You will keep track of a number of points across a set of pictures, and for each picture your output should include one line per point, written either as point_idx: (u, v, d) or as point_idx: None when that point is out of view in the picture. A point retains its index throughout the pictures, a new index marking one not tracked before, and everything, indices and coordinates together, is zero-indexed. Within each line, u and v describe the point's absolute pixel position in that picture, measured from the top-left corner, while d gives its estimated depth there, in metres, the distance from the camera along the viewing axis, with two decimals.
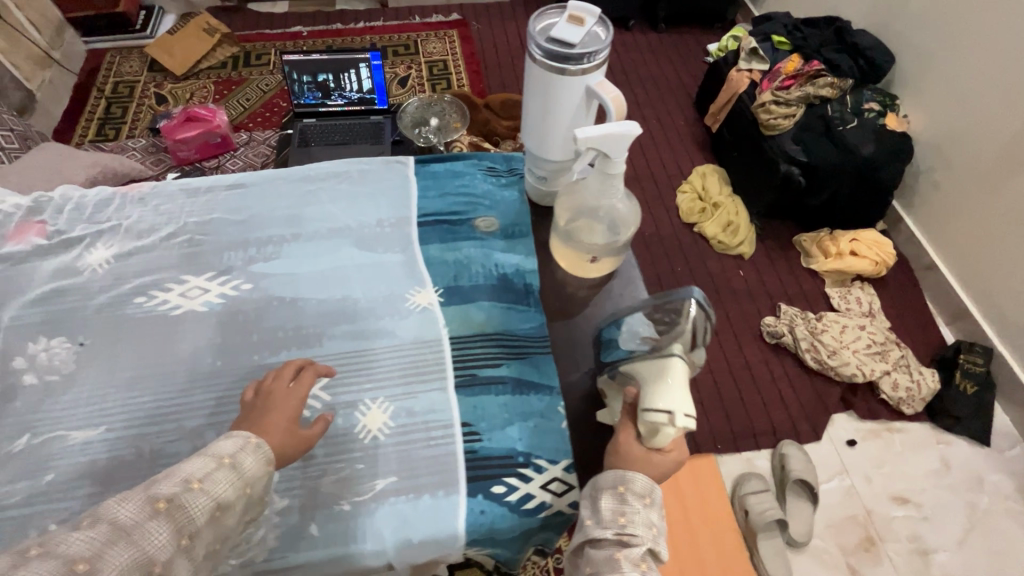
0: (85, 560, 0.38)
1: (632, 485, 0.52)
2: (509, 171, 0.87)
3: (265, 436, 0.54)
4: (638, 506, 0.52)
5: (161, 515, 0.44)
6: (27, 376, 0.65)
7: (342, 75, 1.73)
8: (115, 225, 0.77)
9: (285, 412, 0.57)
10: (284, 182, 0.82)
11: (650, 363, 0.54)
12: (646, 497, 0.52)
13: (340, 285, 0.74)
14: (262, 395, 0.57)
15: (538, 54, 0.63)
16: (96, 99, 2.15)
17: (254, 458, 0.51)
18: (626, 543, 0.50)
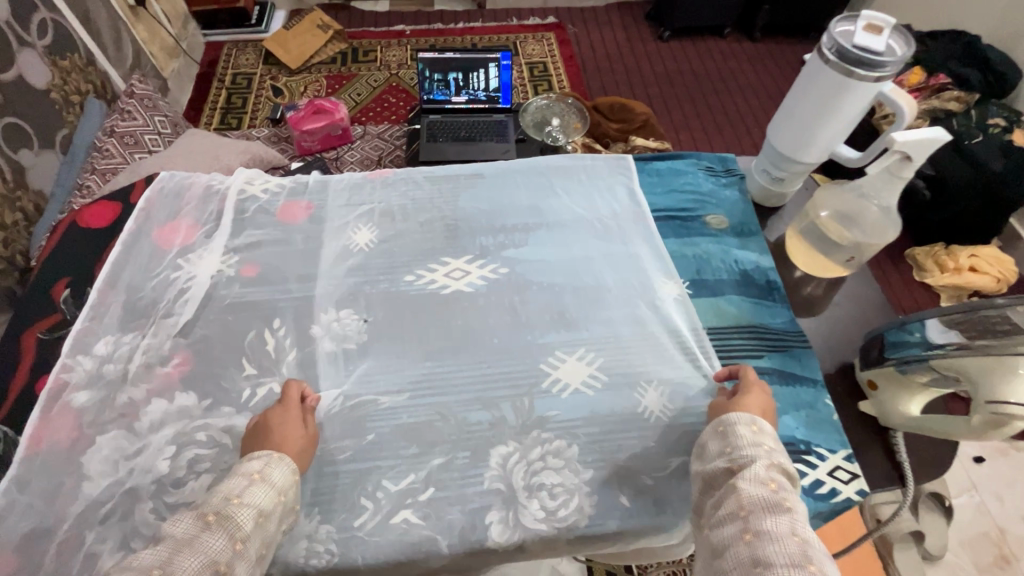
0: (158, 567, 0.44)
1: (731, 424, 0.57)
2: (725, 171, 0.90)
3: (284, 448, 0.57)
4: (744, 431, 0.56)
5: (211, 528, 0.48)
6: (326, 343, 0.69)
7: (471, 74, 1.82)
8: (372, 209, 0.82)
9: (296, 424, 0.60)
10: (518, 175, 0.87)
11: (981, 359, 0.54)
12: (752, 425, 0.57)
13: (591, 273, 0.77)
14: (267, 420, 0.59)
15: (831, 58, 0.66)
16: (217, 89, 2.23)
17: (283, 471, 0.54)
18: (737, 469, 0.52)
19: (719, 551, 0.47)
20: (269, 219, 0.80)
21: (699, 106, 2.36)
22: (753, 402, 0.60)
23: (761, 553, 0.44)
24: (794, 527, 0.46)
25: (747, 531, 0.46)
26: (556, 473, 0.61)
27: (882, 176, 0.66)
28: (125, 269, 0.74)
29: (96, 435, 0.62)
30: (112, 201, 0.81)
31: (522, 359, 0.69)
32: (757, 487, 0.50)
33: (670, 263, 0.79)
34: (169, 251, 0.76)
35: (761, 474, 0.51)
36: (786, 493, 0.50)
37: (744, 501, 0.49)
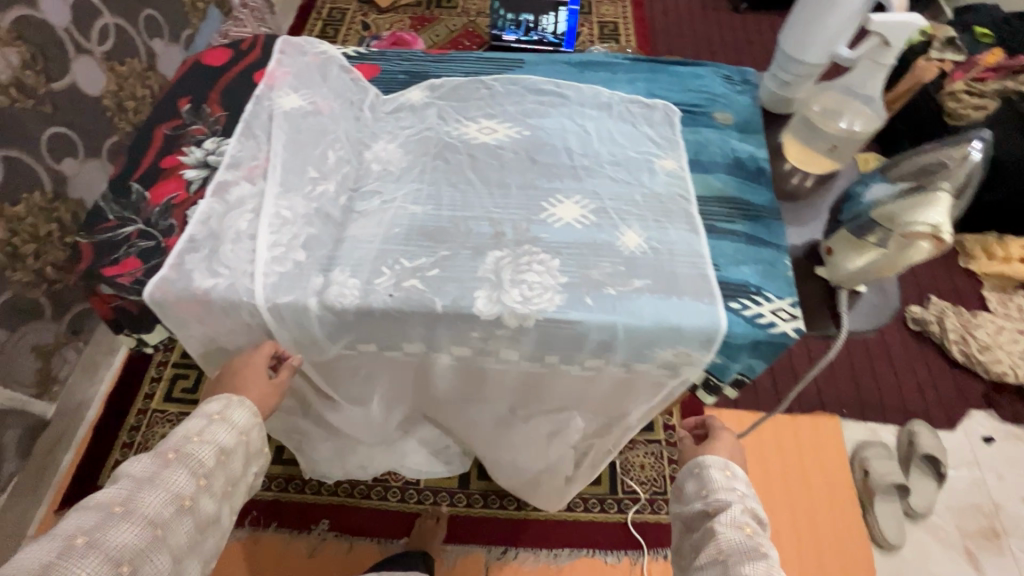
0: (119, 505, 0.58)
1: (706, 468, 0.74)
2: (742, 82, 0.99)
3: (244, 394, 0.74)
4: (718, 475, 0.73)
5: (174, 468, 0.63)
6: (375, 164, 0.86)
7: (541, 16, 1.94)
8: (427, 77, 0.98)
9: (257, 372, 0.76)
10: (554, 65, 1.00)
11: (916, 195, 0.65)
12: (726, 470, 0.74)
13: (600, 143, 0.90)
14: (237, 373, 0.76)
15: None
16: (315, 20, 2.48)
17: (241, 410, 0.71)
18: (712, 512, 0.69)
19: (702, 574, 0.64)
20: (344, 73, 0.98)
21: None
22: (720, 449, 0.80)
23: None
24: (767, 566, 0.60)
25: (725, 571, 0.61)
26: (538, 274, 0.75)
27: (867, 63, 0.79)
28: (228, 96, 0.94)
29: (196, 199, 0.81)
30: (226, 48, 1.01)
31: (528, 195, 0.83)
32: (732, 529, 0.66)
33: (673, 144, 0.89)
34: (259, 86, 0.95)
35: (739, 520, 0.67)
36: (756, 534, 0.65)
37: (723, 546, 0.64)
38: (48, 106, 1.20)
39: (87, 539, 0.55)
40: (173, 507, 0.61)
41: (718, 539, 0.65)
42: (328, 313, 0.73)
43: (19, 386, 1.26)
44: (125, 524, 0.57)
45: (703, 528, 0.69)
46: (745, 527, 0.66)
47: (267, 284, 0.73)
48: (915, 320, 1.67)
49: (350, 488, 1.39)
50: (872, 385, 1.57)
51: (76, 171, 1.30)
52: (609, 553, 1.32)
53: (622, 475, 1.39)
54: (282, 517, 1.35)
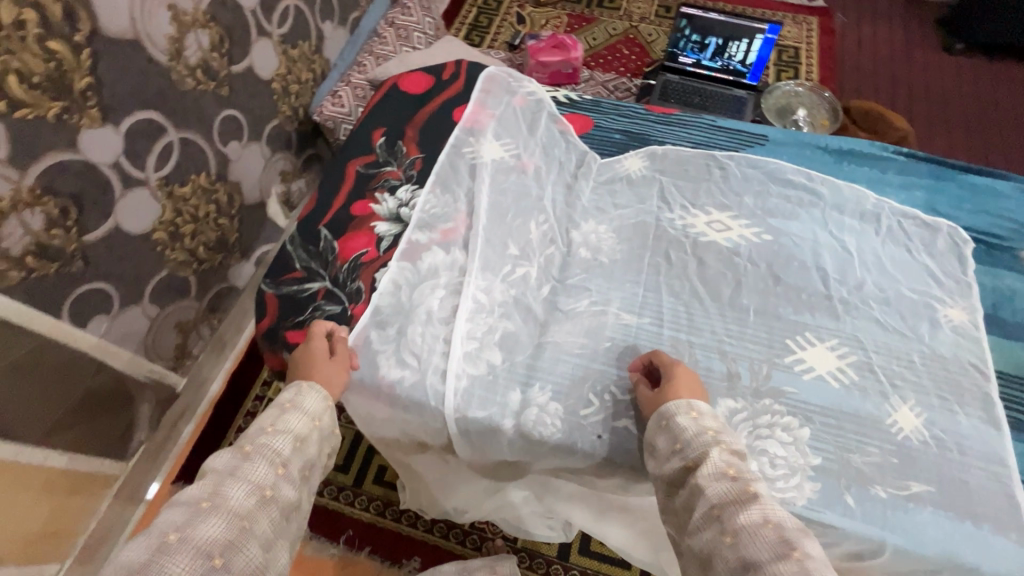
0: (206, 499, 0.48)
1: (675, 416, 0.55)
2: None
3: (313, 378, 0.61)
4: (686, 422, 0.55)
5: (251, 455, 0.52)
6: (582, 250, 0.74)
7: (731, 42, 1.78)
8: (649, 143, 0.84)
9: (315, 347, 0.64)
10: (804, 149, 0.82)
11: None
12: (692, 412, 0.55)
13: (864, 269, 0.72)
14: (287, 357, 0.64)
15: None
16: (471, 5, 2.38)
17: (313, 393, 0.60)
18: (693, 467, 0.52)
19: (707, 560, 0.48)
20: (554, 124, 0.85)
21: (974, 140, 1.98)
22: (681, 381, 0.59)
23: (748, 553, 0.45)
24: (767, 513, 0.47)
25: (729, 534, 0.47)
26: (782, 445, 0.60)
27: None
28: (428, 134, 0.84)
29: (386, 260, 0.73)
30: (427, 74, 0.91)
31: (769, 326, 0.67)
32: (721, 483, 0.50)
33: (964, 288, 0.70)
34: (458, 128, 0.84)
35: (720, 462, 0.51)
36: (747, 475, 0.51)
37: (714, 501, 0.49)
38: (226, 90, 1.05)
39: (179, 535, 0.45)
40: (255, 498, 0.49)
41: (708, 497, 0.50)
42: (521, 440, 0.62)
43: (159, 359, 1.09)
44: (213, 518, 0.47)
45: (686, 488, 0.52)
46: (728, 469, 0.51)
47: (458, 389, 0.63)
48: None
49: (446, 528, 1.20)
50: None
51: (239, 155, 1.13)
52: None
53: None
54: (377, 541, 1.17)
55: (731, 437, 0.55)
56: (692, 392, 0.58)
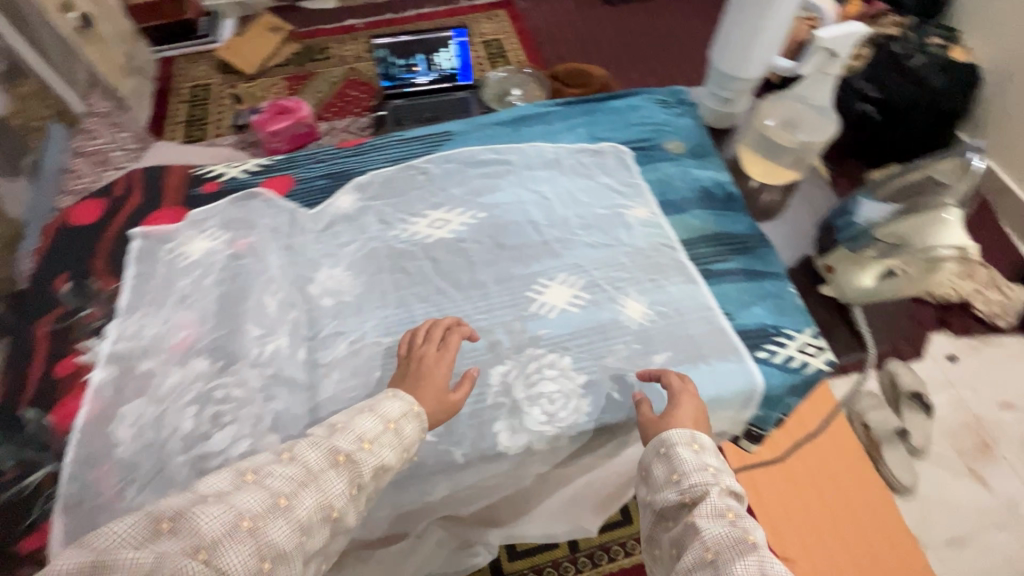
0: None
1: (674, 445, 0.58)
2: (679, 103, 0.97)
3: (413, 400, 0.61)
4: (687, 454, 0.57)
5: (341, 467, 0.54)
6: (325, 299, 0.74)
7: (433, 54, 1.86)
8: (353, 176, 0.86)
9: (432, 385, 0.63)
10: (484, 129, 0.92)
11: (921, 220, 0.69)
12: (693, 444, 0.58)
13: (565, 206, 0.83)
14: (415, 364, 0.64)
15: None
16: (177, 103, 2.25)
17: (415, 426, 0.59)
18: (692, 504, 0.54)
19: None
20: (255, 193, 0.84)
21: (655, 66, 2.40)
22: (685, 409, 0.61)
23: None
24: (759, 565, 0.47)
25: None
26: (552, 382, 0.67)
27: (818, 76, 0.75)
28: (121, 257, 0.77)
29: (118, 406, 0.66)
30: (97, 198, 0.83)
31: (509, 288, 0.75)
32: (717, 525, 0.51)
33: (638, 189, 0.84)
34: (135, 237, 0.79)
35: (717, 505, 0.53)
36: (745, 521, 0.52)
37: (710, 543, 0.50)
38: None
39: None
40: None
41: (702, 535, 0.51)
42: None
43: None
44: None
45: (682, 522, 0.54)
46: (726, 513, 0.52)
47: None
48: None
49: None
50: None
51: None
52: None
53: None
54: None
55: (729, 480, 0.57)
56: (697, 422, 0.61)
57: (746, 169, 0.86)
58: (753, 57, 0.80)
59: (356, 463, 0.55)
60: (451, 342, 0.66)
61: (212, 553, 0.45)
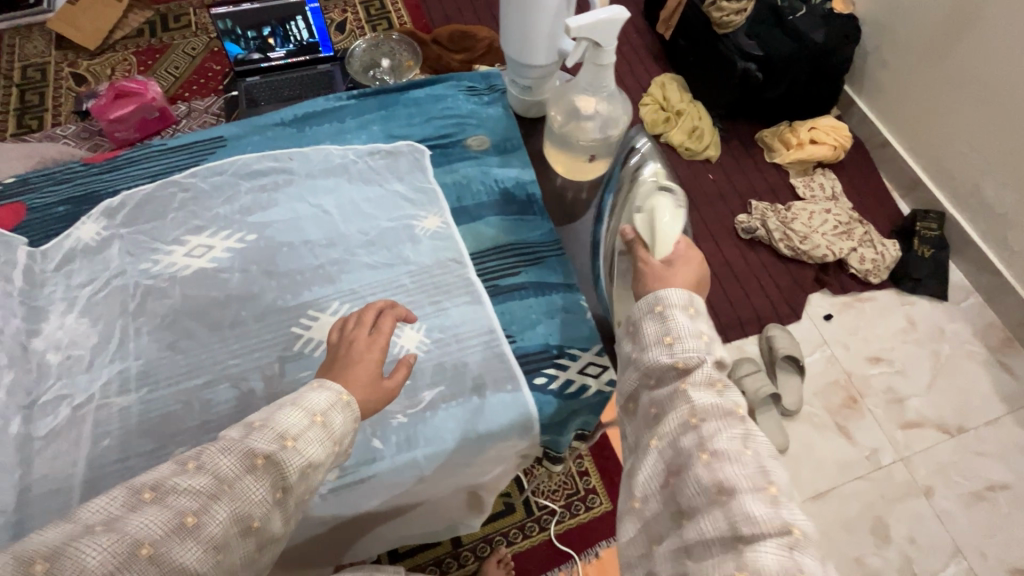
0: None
1: (670, 307, 0.56)
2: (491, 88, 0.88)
3: (350, 390, 0.59)
4: (683, 319, 0.56)
5: (261, 468, 0.53)
6: (49, 355, 0.64)
7: (288, 24, 1.66)
8: (100, 194, 0.74)
9: (367, 365, 0.60)
10: (264, 130, 0.80)
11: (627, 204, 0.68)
12: (688, 308, 0.57)
13: (347, 220, 0.74)
14: (348, 345, 0.61)
15: None
16: (7, 88, 1.97)
17: (344, 417, 0.57)
18: (684, 369, 0.54)
19: (676, 468, 0.52)
20: None
21: None
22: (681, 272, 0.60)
23: (722, 475, 0.49)
24: (745, 441, 0.51)
25: (704, 451, 0.50)
26: None
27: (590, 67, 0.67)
28: None
29: None
30: None
31: (268, 326, 0.67)
32: (707, 396, 0.53)
33: (431, 194, 0.76)
34: None
35: (708, 373, 0.54)
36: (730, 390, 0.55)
37: (697, 411, 0.52)
38: None
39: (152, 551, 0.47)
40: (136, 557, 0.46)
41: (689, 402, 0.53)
42: None
43: None
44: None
45: (671, 387, 0.55)
46: (713, 381, 0.54)
47: None
48: (745, 229, 1.76)
49: None
50: (727, 305, 1.66)
51: None
52: None
53: (533, 494, 1.36)
54: None
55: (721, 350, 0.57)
56: (697, 284, 0.59)
57: (550, 162, 0.79)
58: (534, 40, 0.71)
59: (277, 463, 0.53)
60: (384, 324, 0.63)
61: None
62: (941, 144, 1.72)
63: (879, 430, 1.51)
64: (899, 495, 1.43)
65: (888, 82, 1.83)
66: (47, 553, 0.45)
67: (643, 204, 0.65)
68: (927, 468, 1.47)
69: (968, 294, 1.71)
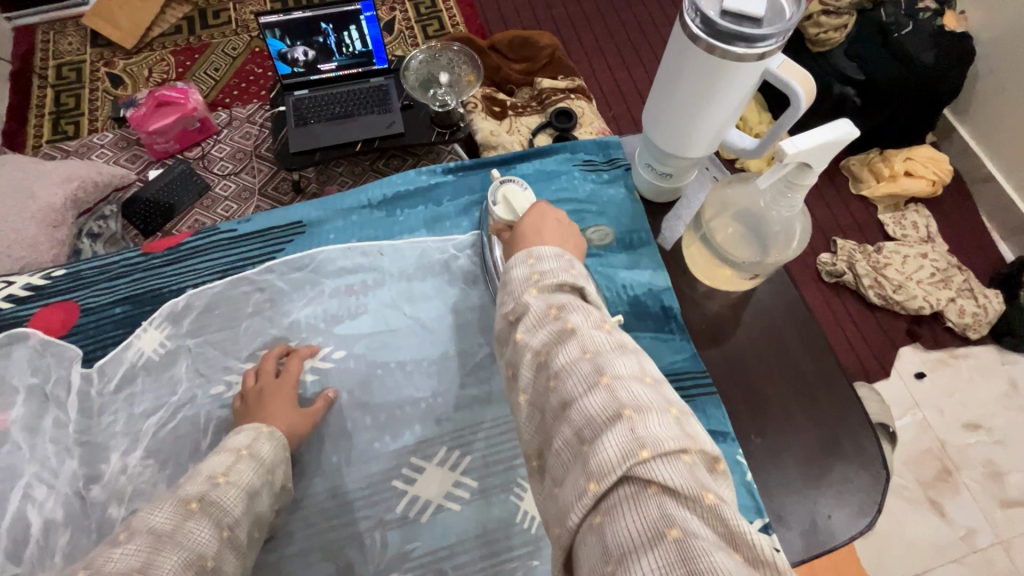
0: None
1: (509, 270, 0.61)
2: (607, 160, 0.99)
3: (273, 423, 0.77)
4: (522, 269, 0.60)
5: (196, 512, 0.61)
6: (112, 507, 0.75)
7: (341, 33, 1.51)
8: (172, 304, 0.89)
9: (287, 398, 0.80)
10: (399, 235, 0.95)
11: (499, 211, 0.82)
12: (528, 259, 0.61)
13: (427, 334, 0.89)
14: (261, 389, 0.81)
15: (706, 37, 0.66)
16: (41, 89, 1.87)
17: (268, 445, 0.73)
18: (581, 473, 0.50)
19: (543, 410, 0.52)
20: (22, 335, 0.84)
21: (614, 25, 2.05)
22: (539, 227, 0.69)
23: (564, 394, 0.49)
24: (582, 346, 0.51)
25: (551, 379, 0.51)
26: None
27: (778, 187, 0.70)
28: None
29: None
30: None
31: (406, 445, 0.82)
32: None
33: None
34: None
35: (541, 308, 0.56)
36: (566, 312, 0.55)
37: (538, 350, 0.53)
38: None
39: None
40: None
41: (531, 345, 0.54)
42: None
43: None
44: None
45: (510, 344, 0.57)
46: (552, 311, 0.55)
47: None
48: (829, 272, 1.60)
49: None
50: None
51: None
52: None
53: None
54: None
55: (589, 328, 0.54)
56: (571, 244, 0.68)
57: (689, 266, 0.90)
58: (696, 137, 0.78)
59: (212, 502, 0.63)
60: (290, 367, 0.84)
61: None
62: None
63: (977, 507, 1.38)
64: None
65: (999, 111, 1.63)
66: None
67: (497, 199, 0.82)
68: None
69: None
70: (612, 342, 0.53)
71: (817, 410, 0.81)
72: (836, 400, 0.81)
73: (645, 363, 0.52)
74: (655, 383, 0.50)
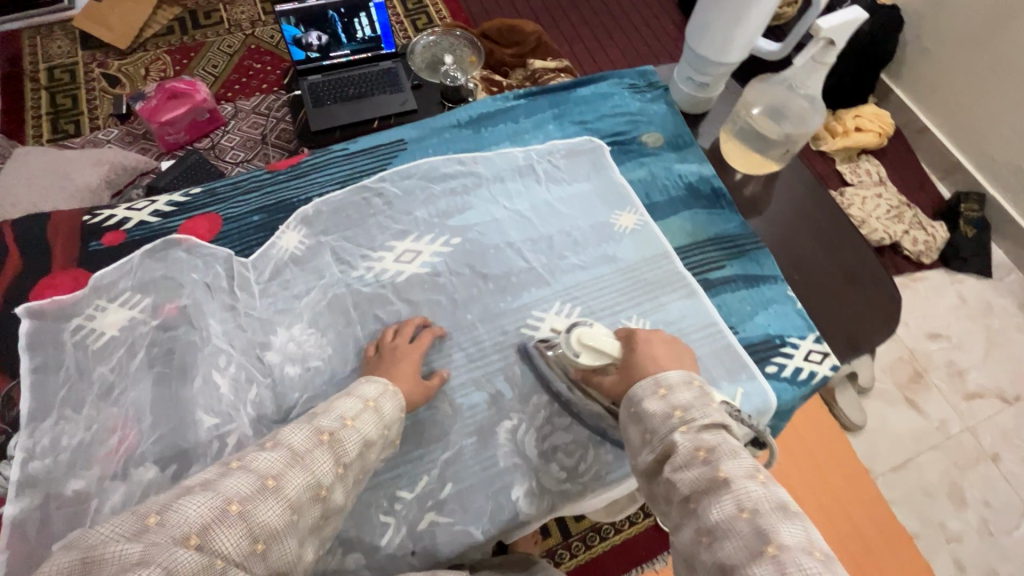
0: (235, 505, 0.57)
1: (641, 404, 0.67)
2: (648, 84, 1.19)
3: (396, 382, 0.81)
4: (654, 403, 0.67)
5: (325, 444, 0.67)
6: (289, 367, 0.86)
7: (352, 21, 1.64)
8: (304, 212, 0.99)
9: (410, 364, 0.84)
10: (486, 146, 1.09)
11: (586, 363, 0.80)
12: (659, 389, 0.67)
13: (530, 221, 1.02)
14: (393, 352, 0.85)
15: None
16: (34, 91, 1.87)
17: (391, 403, 0.77)
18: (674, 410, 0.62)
19: (690, 552, 0.57)
20: (177, 240, 0.95)
21: (589, 13, 2.24)
22: (653, 355, 0.74)
23: (720, 555, 0.54)
24: (737, 502, 0.55)
25: (704, 534, 0.56)
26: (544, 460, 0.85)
27: (810, 64, 0.94)
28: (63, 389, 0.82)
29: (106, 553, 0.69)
30: (71, 270, 0.91)
31: (500, 324, 0.93)
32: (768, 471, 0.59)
33: (627, 198, 1.05)
34: (26, 316, 0.87)
35: (688, 446, 0.61)
36: (714, 455, 0.60)
37: (686, 489, 0.59)
38: None
39: (240, 507, 0.57)
40: (259, 486, 0.59)
41: (681, 485, 0.60)
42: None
43: None
44: (195, 497, 0.56)
45: (663, 478, 0.62)
46: (697, 452, 0.61)
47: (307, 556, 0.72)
48: None
49: None
50: None
51: None
52: (654, 560, 1.33)
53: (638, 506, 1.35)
54: None
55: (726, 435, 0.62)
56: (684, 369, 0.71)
57: (729, 161, 1.12)
58: (734, 45, 1.00)
59: (340, 441, 0.68)
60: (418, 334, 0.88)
61: (202, 538, 0.54)
62: (980, 128, 1.80)
63: (945, 402, 1.60)
64: (971, 462, 1.52)
65: (926, 69, 1.90)
66: (159, 509, 0.55)
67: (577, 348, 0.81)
68: (992, 436, 1.55)
69: (1010, 270, 1.81)
70: (770, 499, 0.56)
71: (841, 253, 1.04)
72: (853, 247, 1.04)
73: (812, 532, 0.54)
74: (826, 560, 0.52)
